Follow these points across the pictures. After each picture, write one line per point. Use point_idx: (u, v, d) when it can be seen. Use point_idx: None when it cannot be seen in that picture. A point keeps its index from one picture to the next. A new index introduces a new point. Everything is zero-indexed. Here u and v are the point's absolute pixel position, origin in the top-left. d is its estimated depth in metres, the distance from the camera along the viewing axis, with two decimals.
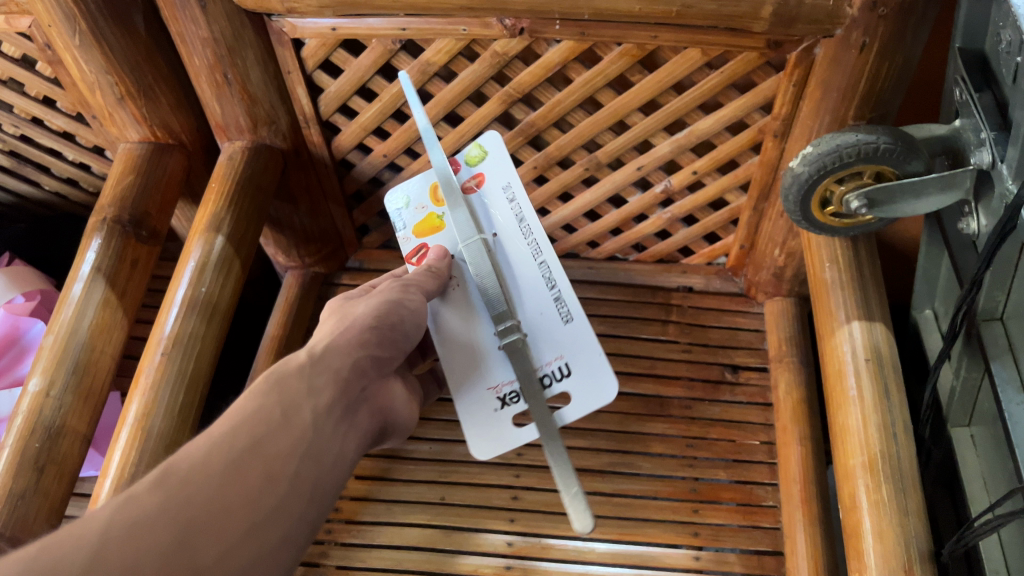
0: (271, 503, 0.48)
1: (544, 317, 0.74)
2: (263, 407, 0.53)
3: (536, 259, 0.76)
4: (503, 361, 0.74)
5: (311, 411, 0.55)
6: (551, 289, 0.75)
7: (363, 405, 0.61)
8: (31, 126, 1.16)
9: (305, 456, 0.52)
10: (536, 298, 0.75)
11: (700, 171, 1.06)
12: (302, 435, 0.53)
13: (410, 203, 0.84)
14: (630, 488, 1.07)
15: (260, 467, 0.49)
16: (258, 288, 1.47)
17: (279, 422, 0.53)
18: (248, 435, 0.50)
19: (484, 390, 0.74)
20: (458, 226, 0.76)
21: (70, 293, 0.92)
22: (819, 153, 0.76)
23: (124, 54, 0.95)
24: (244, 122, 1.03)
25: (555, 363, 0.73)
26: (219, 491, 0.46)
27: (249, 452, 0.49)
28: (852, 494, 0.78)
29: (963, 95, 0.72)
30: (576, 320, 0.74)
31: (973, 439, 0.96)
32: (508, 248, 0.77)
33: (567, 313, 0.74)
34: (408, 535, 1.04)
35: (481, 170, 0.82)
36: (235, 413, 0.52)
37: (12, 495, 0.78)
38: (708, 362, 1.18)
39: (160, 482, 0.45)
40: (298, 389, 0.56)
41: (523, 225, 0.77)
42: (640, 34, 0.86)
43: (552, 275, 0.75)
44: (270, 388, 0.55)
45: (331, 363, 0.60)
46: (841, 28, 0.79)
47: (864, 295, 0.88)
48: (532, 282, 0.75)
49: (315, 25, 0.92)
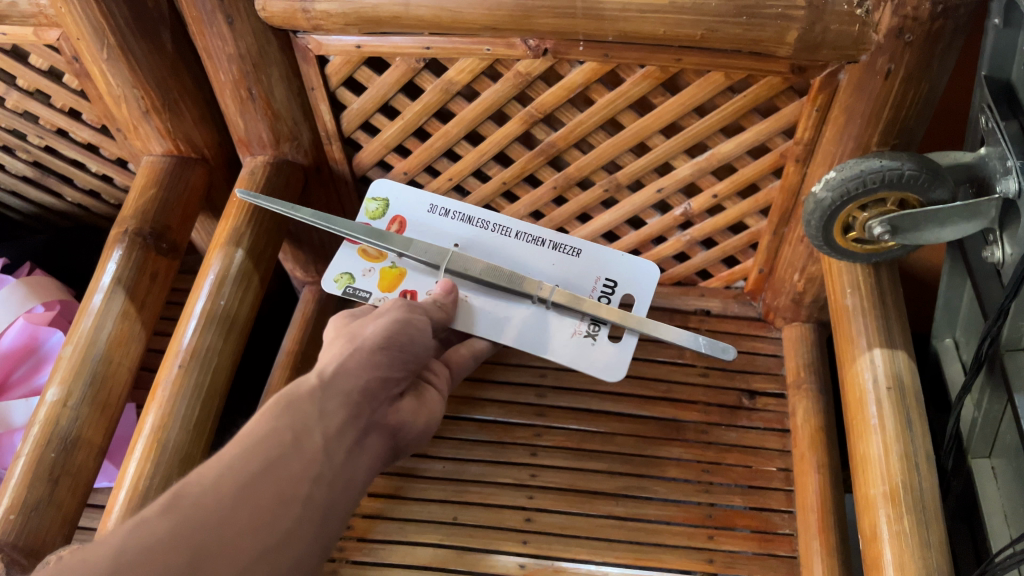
0: (284, 525, 0.47)
1: (561, 265, 0.92)
2: (276, 431, 0.51)
3: (542, 243, 0.93)
4: (561, 313, 0.89)
5: (322, 435, 0.53)
6: (546, 246, 0.93)
7: (375, 425, 0.59)
8: (57, 138, 1.17)
9: (316, 480, 0.51)
10: (539, 258, 0.93)
11: (720, 195, 1.05)
12: (316, 459, 0.51)
13: (354, 276, 0.94)
14: (643, 513, 1.06)
15: (276, 492, 0.48)
16: (275, 302, 1.48)
17: (291, 446, 0.51)
18: (262, 456, 0.49)
19: (573, 337, 0.88)
20: (424, 253, 0.90)
21: (90, 303, 0.92)
22: (843, 178, 0.75)
23: (150, 68, 0.96)
24: (267, 138, 1.03)
25: (601, 281, 0.92)
26: (233, 512, 0.45)
27: (265, 472, 0.48)
28: (873, 525, 0.77)
29: (989, 123, 0.72)
30: (583, 249, 0.92)
31: (994, 471, 0.94)
32: (476, 247, 0.94)
33: (573, 248, 0.92)
34: (419, 555, 1.03)
35: (392, 215, 0.97)
36: (247, 435, 0.51)
37: (26, 507, 0.78)
38: (725, 387, 1.17)
39: (174, 505, 0.44)
40: (310, 412, 0.54)
41: (494, 228, 0.94)
42: (664, 57, 0.87)
43: (535, 234, 0.93)
44: (281, 410, 0.53)
45: (346, 383, 0.58)
46: (866, 54, 0.79)
47: (886, 322, 0.87)
48: (526, 249, 0.93)
49: (340, 43, 0.93)
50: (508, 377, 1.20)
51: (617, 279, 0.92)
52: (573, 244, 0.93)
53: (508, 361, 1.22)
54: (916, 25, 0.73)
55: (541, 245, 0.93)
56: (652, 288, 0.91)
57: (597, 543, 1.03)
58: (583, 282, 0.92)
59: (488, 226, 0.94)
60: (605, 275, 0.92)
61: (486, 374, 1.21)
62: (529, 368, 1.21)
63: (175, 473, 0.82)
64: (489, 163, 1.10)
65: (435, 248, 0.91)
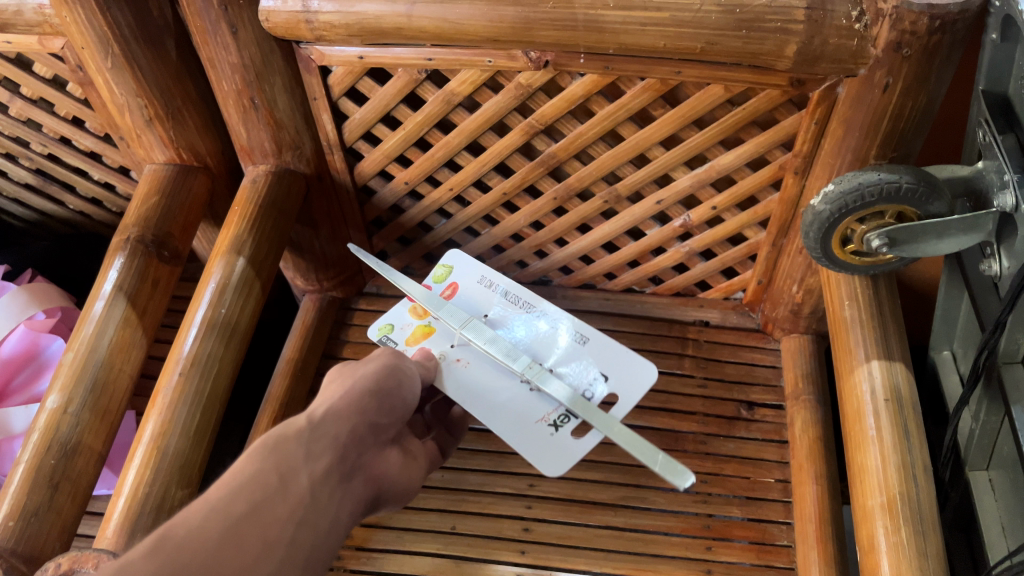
0: (270, 571, 0.45)
1: (567, 351, 0.84)
2: (261, 471, 0.49)
3: (558, 327, 0.87)
4: (541, 398, 0.80)
5: (308, 477, 0.51)
6: (559, 329, 0.87)
7: (360, 471, 0.57)
8: (60, 146, 1.18)
9: (302, 523, 0.49)
10: (550, 340, 0.86)
11: (719, 207, 1.06)
12: (301, 502, 0.49)
13: (394, 328, 0.93)
14: (642, 523, 1.06)
15: (263, 535, 0.46)
16: (276, 311, 1.48)
17: (276, 488, 0.49)
18: (248, 497, 0.47)
19: (535, 423, 0.78)
20: (451, 313, 0.90)
21: (91, 311, 0.93)
22: (841, 191, 0.75)
23: (154, 77, 0.97)
24: (269, 146, 1.04)
25: (595, 373, 0.81)
26: (217, 555, 0.43)
27: (252, 514, 0.46)
28: (870, 536, 0.77)
29: (986, 137, 0.73)
30: (594, 338, 0.84)
31: (992, 483, 0.94)
32: (501, 320, 0.90)
33: (585, 335, 0.84)
34: (418, 564, 1.03)
35: (451, 282, 0.96)
36: (232, 475, 0.49)
37: (26, 512, 0.78)
38: (724, 398, 1.17)
39: (157, 546, 0.42)
40: (296, 453, 0.52)
41: (523, 304, 0.91)
42: (664, 69, 0.87)
43: (555, 317, 0.88)
44: (267, 450, 0.51)
45: (331, 427, 0.56)
46: (865, 68, 0.80)
47: (884, 334, 0.88)
48: (544, 329, 0.87)
49: (343, 53, 0.94)
50: None
51: (616, 377, 0.81)
52: (586, 331, 0.85)
53: None
54: (914, 39, 0.74)
55: (554, 325, 0.87)
56: (645, 386, 0.79)
57: (595, 553, 1.04)
58: (578, 369, 0.82)
59: (520, 302, 0.92)
60: (603, 369, 0.81)
61: None
62: None
63: (175, 479, 0.82)
64: (489, 173, 1.11)
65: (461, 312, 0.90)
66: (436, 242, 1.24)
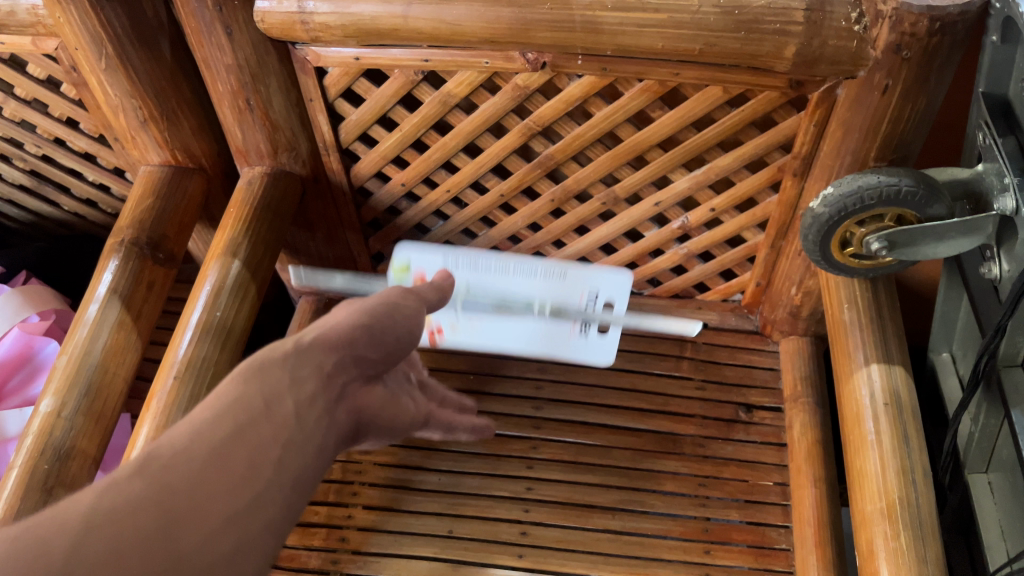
0: (252, 493, 0.40)
1: (556, 291, 1.01)
2: (245, 395, 0.45)
3: (537, 275, 1.01)
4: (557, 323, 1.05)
5: (297, 402, 0.47)
6: (533, 275, 1.01)
7: (351, 398, 0.53)
8: (54, 147, 1.17)
9: (288, 447, 0.44)
10: (534, 284, 1.01)
11: (718, 208, 1.06)
12: (286, 426, 0.45)
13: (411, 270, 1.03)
14: (639, 527, 1.05)
15: (246, 459, 0.41)
16: (273, 312, 1.48)
17: (262, 412, 0.45)
18: (232, 420, 0.43)
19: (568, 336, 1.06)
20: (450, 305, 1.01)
21: (85, 314, 0.92)
22: (840, 194, 0.75)
23: (148, 78, 0.96)
24: (265, 148, 1.04)
25: (587, 295, 1.02)
26: (199, 479, 0.39)
27: (236, 438, 0.42)
28: (869, 541, 0.76)
29: (987, 139, 0.72)
30: (570, 271, 1.01)
31: (991, 486, 0.94)
32: (483, 283, 1.00)
33: (560, 270, 1.01)
34: (415, 568, 1.03)
35: (415, 270, 1.02)
36: (214, 398, 0.44)
37: (19, 518, 0.77)
38: (722, 400, 1.17)
39: (141, 467, 0.38)
40: (285, 376, 0.47)
41: (489, 266, 1.00)
42: (662, 70, 0.86)
43: (530, 270, 1.01)
44: (253, 374, 0.46)
45: (323, 351, 0.51)
46: (864, 70, 0.79)
47: (883, 338, 0.87)
48: (524, 282, 1.01)
49: (339, 55, 0.93)
50: (505, 389, 1.20)
51: (602, 290, 1.02)
52: (558, 266, 1.01)
53: (504, 373, 1.22)
54: (914, 41, 0.73)
55: (534, 275, 1.01)
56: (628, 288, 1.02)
57: (592, 557, 1.03)
58: (571, 303, 1.02)
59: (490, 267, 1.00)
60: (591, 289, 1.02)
61: (482, 385, 1.21)
62: (525, 380, 1.21)
63: None
64: (486, 175, 1.11)
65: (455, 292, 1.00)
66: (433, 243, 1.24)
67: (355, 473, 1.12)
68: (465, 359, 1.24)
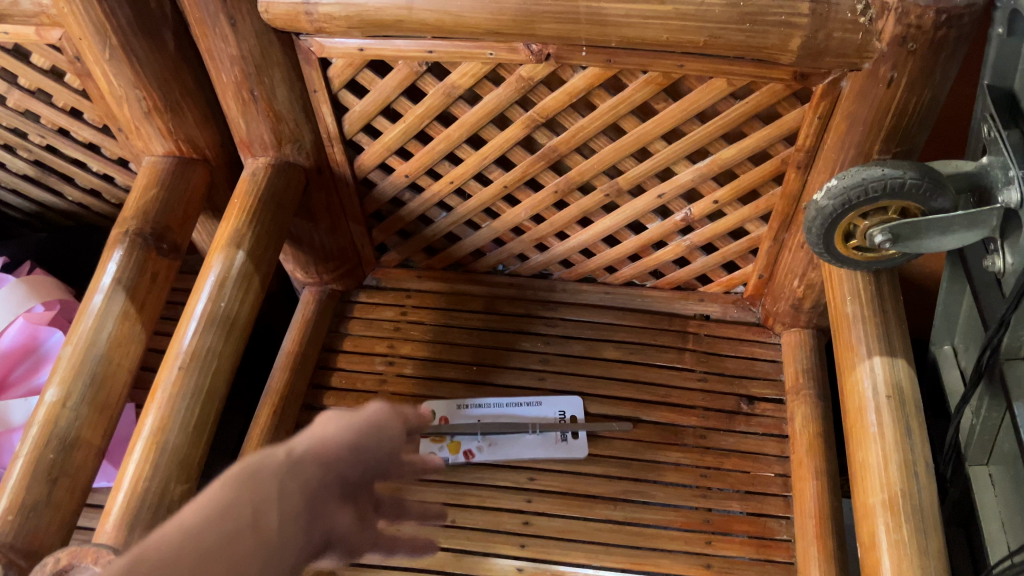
0: None
1: (529, 407, 1.16)
2: (233, 503, 0.43)
3: (514, 402, 1.17)
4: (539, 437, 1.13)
5: (281, 515, 0.45)
6: (510, 401, 1.17)
7: (341, 520, 0.50)
8: (58, 137, 1.17)
9: (272, 562, 0.42)
10: (513, 401, 1.17)
11: (721, 201, 1.06)
12: (271, 539, 0.43)
13: None
14: (641, 517, 1.06)
15: (222, 571, 0.39)
16: (277, 303, 1.48)
17: (249, 522, 0.43)
18: (217, 530, 0.41)
19: (553, 443, 1.12)
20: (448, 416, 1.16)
21: (90, 304, 0.92)
22: (844, 186, 0.75)
23: (152, 68, 0.96)
24: (268, 139, 1.04)
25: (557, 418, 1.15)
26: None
27: (217, 548, 0.40)
28: (871, 532, 0.77)
29: (992, 132, 0.72)
30: (542, 401, 1.17)
31: (992, 478, 0.94)
32: (474, 410, 1.16)
33: (535, 400, 1.17)
34: (418, 557, 1.03)
35: None
36: (199, 506, 0.43)
37: (25, 507, 0.78)
38: (724, 392, 1.17)
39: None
40: (271, 488, 0.46)
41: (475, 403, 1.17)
42: (667, 62, 0.86)
43: (508, 400, 1.17)
44: (238, 482, 0.45)
45: (312, 463, 0.50)
46: (869, 62, 0.79)
47: (886, 330, 0.87)
48: (505, 405, 1.17)
49: (343, 46, 0.93)
50: (508, 380, 1.20)
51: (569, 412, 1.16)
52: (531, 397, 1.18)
53: (506, 364, 1.22)
54: (919, 33, 0.73)
55: (513, 402, 1.17)
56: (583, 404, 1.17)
57: (594, 547, 1.04)
58: (545, 410, 1.16)
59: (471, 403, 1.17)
60: (560, 412, 1.16)
61: (485, 376, 1.21)
62: (527, 371, 1.21)
63: (174, 474, 0.82)
64: (490, 166, 1.11)
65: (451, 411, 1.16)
66: (436, 234, 1.24)
67: None
68: (468, 350, 1.24)
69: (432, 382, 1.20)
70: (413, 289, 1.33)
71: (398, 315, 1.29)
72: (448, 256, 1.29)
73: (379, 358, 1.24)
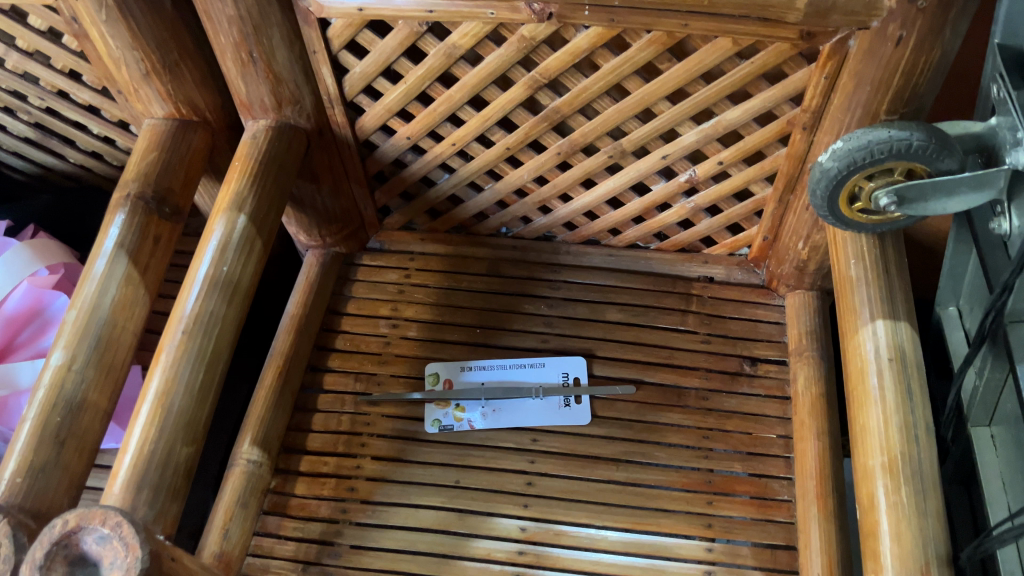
0: None
1: (532, 370, 1.17)
2: None
3: (518, 364, 1.17)
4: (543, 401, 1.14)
5: None
6: (514, 364, 1.18)
7: None
8: (57, 100, 1.16)
9: None
10: (517, 364, 1.18)
11: (725, 161, 1.05)
12: None
13: None
14: (642, 478, 1.07)
15: None
16: (280, 266, 1.48)
17: None
18: None
19: (556, 409, 1.13)
20: (453, 380, 1.17)
21: (93, 268, 0.92)
22: (849, 148, 0.74)
23: (150, 29, 0.95)
24: (268, 102, 1.02)
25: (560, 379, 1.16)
26: None
27: None
28: (870, 494, 0.77)
29: (1001, 93, 0.71)
30: (546, 363, 1.17)
31: (993, 439, 0.95)
32: (477, 374, 1.17)
33: (538, 362, 1.17)
34: (422, 517, 1.05)
35: None
36: None
37: (34, 469, 0.79)
38: (727, 353, 1.18)
39: None
40: None
41: (479, 367, 1.18)
42: (671, 22, 0.85)
43: (511, 363, 1.18)
44: None
45: None
46: (877, 20, 0.78)
47: (890, 293, 0.87)
48: (508, 368, 1.17)
49: (342, 6, 0.91)
50: (511, 343, 1.21)
51: (572, 373, 1.16)
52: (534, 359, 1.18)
53: (510, 326, 1.22)
54: None
55: (516, 365, 1.17)
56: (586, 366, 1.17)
57: (597, 507, 1.05)
58: (548, 372, 1.17)
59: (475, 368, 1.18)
60: (563, 373, 1.16)
61: (488, 338, 1.22)
62: (531, 333, 1.21)
63: (179, 437, 0.83)
64: (493, 128, 1.09)
65: (454, 376, 1.17)
66: (438, 197, 1.24)
67: (363, 424, 1.14)
68: (471, 313, 1.24)
69: (436, 344, 1.21)
70: (416, 251, 1.33)
71: (401, 278, 1.29)
72: (451, 219, 1.29)
73: (383, 320, 1.24)
